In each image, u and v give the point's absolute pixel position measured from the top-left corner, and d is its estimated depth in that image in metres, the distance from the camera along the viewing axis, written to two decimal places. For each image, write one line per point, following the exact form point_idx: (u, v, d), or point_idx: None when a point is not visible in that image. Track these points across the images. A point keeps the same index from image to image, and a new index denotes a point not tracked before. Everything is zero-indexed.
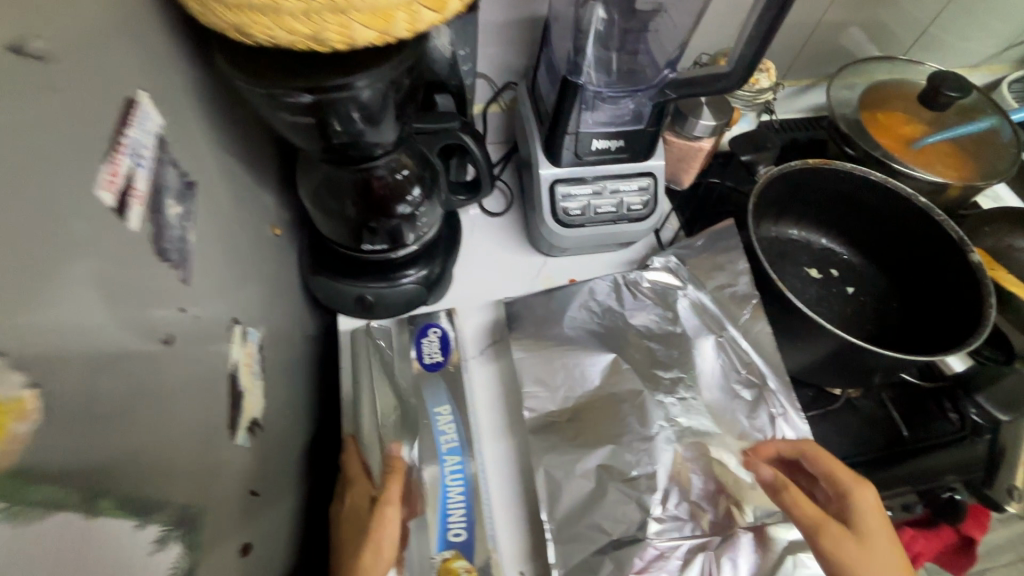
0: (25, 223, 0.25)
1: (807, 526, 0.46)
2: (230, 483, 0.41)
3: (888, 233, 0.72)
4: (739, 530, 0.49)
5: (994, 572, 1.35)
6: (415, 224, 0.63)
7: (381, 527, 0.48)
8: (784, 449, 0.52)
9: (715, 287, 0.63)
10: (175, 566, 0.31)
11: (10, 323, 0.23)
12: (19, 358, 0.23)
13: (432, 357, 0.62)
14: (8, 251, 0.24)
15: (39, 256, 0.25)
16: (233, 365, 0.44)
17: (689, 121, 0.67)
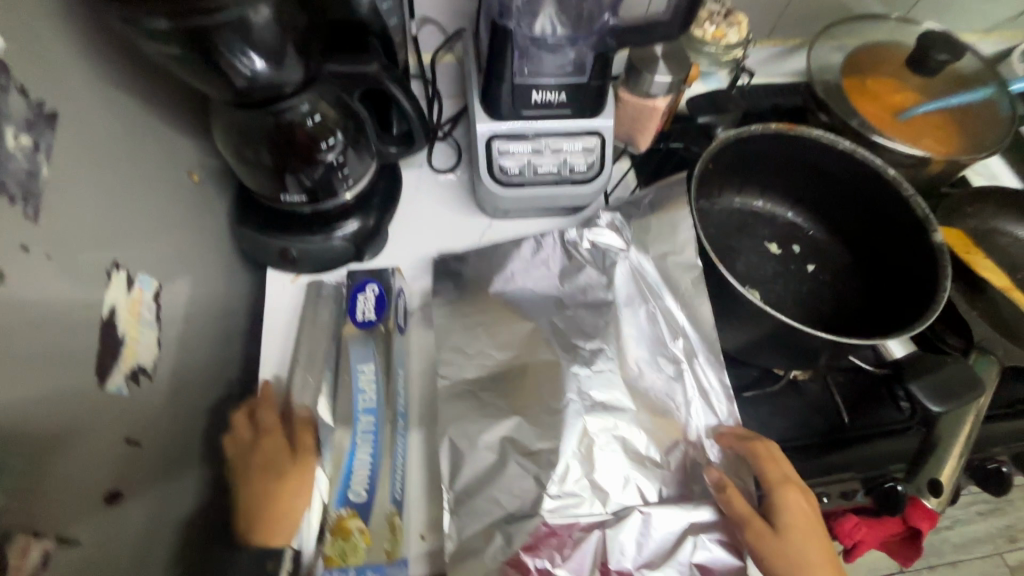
0: None
1: (736, 524, 0.47)
2: (97, 431, 0.40)
3: (856, 208, 0.67)
4: (638, 510, 0.48)
5: (966, 566, 1.32)
6: (342, 175, 0.60)
7: (300, 487, 0.49)
8: (737, 447, 0.51)
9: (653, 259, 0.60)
10: None
11: None
12: None
13: (366, 315, 0.57)
14: None
15: None
16: (109, 311, 0.42)
17: (644, 76, 0.62)
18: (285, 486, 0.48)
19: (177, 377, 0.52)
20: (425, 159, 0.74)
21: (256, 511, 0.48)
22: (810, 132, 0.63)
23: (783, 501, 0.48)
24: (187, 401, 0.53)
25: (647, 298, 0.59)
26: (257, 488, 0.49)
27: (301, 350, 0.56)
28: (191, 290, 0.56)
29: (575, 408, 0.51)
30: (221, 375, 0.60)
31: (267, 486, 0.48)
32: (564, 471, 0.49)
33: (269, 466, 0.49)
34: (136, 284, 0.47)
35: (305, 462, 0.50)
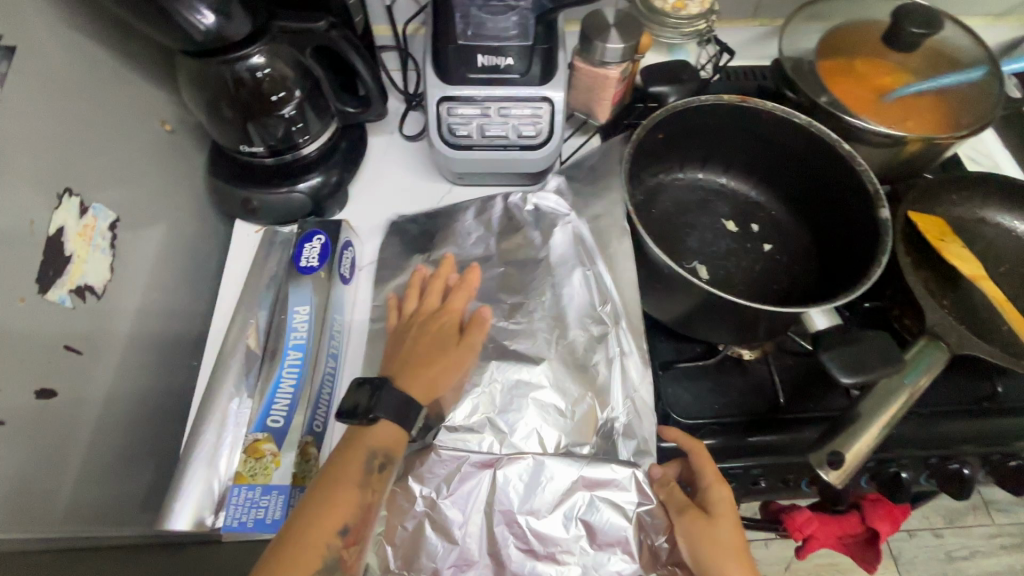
0: None
1: (671, 504, 0.48)
2: (34, 334, 0.45)
3: (819, 187, 0.65)
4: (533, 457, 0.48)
5: None
6: (299, 130, 0.64)
7: (448, 364, 0.52)
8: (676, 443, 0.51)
9: (589, 222, 0.60)
10: None
11: None
12: None
13: (309, 260, 0.61)
14: None
15: None
16: (56, 229, 0.47)
17: (595, 45, 0.62)
18: (450, 356, 0.52)
19: (134, 304, 0.58)
20: (397, 126, 0.77)
21: (402, 368, 0.51)
22: (764, 104, 0.62)
23: (717, 495, 0.48)
24: (135, 327, 0.57)
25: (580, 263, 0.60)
26: (418, 355, 0.52)
27: (244, 291, 0.61)
28: (155, 230, 0.61)
29: (485, 352, 0.55)
30: (179, 312, 0.65)
31: (412, 355, 0.52)
32: (466, 407, 0.52)
33: (436, 344, 0.53)
34: (89, 213, 0.51)
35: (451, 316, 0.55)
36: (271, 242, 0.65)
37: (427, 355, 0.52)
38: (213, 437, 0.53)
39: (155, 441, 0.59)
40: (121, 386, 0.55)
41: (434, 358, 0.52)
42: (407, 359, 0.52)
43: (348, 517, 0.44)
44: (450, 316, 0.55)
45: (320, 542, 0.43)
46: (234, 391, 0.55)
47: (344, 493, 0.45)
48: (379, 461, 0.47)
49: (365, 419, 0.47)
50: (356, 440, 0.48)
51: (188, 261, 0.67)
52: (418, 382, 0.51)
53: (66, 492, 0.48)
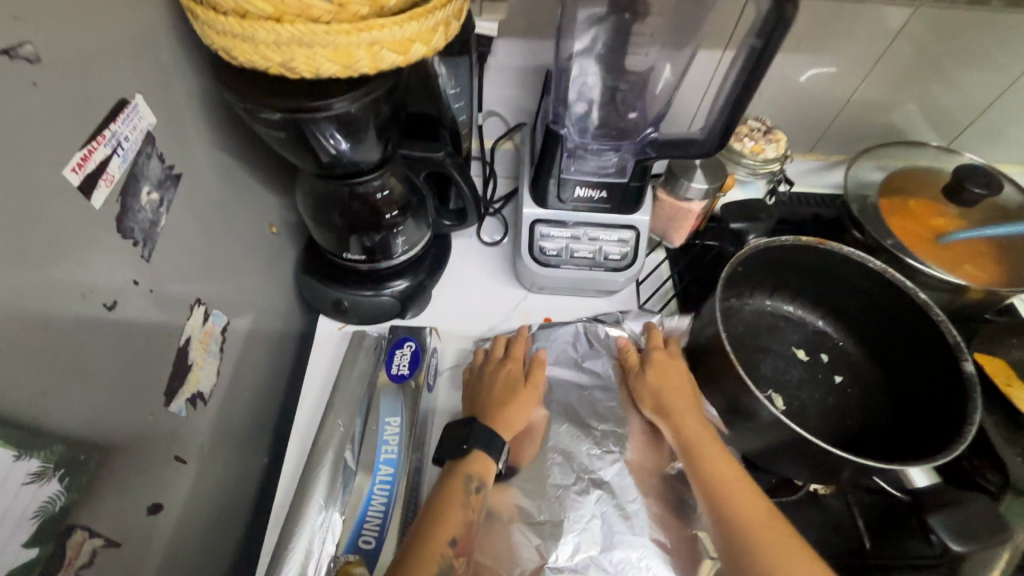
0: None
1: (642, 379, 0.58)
2: (156, 447, 0.45)
3: (888, 327, 0.68)
4: None
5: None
6: (399, 239, 0.67)
7: (524, 405, 0.57)
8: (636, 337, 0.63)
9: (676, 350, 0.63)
10: (42, 507, 0.33)
11: None
12: None
13: (400, 368, 0.62)
14: None
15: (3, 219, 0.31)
16: (185, 339, 0.49)
17: (680, 182, 0.67)
18: (523, 399, 0.57)
19: (229, 406, 0.58)
20: (475, 232, 0.81)
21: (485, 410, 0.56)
22: (840, 249, 0.66)
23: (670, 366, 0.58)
24: (228, 427, 0.58)
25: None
26: (494, 400, 0.57)
27: (336, 397, 0.62)
28: (254, 328, 0.63)
29: (581, 487, 0.53)
30: (264, 407, 0.65)
31: (492, 398, 0.57)
32: (566, 545, 0.50)
33: (507, 389, 0.58)
34: (210, 319, 0.53)
35: (514, 354, 0.62)
36: (360, 344, 0.67)
37: (507, 401, 0.57)
38: (302, 556, 0.52)
39: (230, 553, 0.57)
40: (210, 494, 0.54)
41: (510, 401, 0.57)
42: (491, 404, 0.57)
43: (456, 531, 0.48)
44: (516, 362, 0.61)
45: (435, 552, 0.46)
46: (324, 501, 0.54)
47: (451, 515, 0.48)
48: (475, 484, 0.51)
49: (460, 450, 0.52)
50: (456, 469, 0.52)
51: (276, 356, 0.68)
52: (500, 421, 0.55)
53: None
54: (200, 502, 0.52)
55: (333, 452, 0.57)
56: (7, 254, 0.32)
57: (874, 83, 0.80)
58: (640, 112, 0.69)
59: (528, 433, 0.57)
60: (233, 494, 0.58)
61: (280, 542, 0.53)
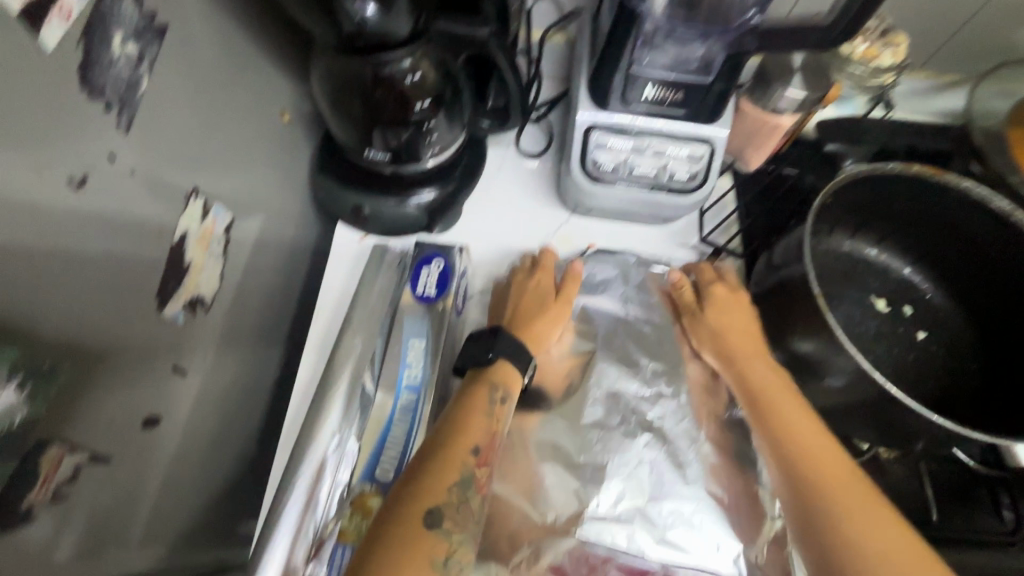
0: None
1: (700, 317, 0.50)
2: (146, 356, 0.39)
3: (995, 282, 0.58)
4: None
5: None
6: (430, 139, 0.57)
7: (555, 318, 0.50)
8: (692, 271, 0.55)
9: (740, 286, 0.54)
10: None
11: None
12: None
13: (426, 289, 0.55)
14: None
15: None
16: (180, 236, 0.41)
17: (772, 87, 0.55)
18: (552, 311, 0.50)
19: (233, 313, 0.51)
20: (514, 139, 0.71)
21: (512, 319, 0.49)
22: (960, 182, 0.54)
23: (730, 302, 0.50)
24: (234, 336, 0.52)
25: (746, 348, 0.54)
26: (521, 310, 0.50)
27: (353, 313, 0.55)
28: (263, 229, 0.56)
29: (627, 429, 0.45)
30: (273, 318, 0.59)
31: (521, 307, 0.50)
32: (609, 493, 0.43)
33: (537, 298, 0.51)
34: (210, 214, 0.46)
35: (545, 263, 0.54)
36: (382, 259, 0.59)
37: (537, 310, 0.50)
38: (312, 479, 0.48)
39: (234, 468, 0.53)
40: (210, 408, 0.49)
41: (539, 311, 0.50)
42: (518, 315, 0.50)
43: (480, 439, 0.41)
44: (547, 270, 0.53)
45: (455, 458, 0.40)
46: (338, 427, 0.50)
47: (475, 425, 0.42)
48: (500, 397, 0.44)
49: (484, 358, 0.46)
50: (480, 377, 0.45)
51: (287, 264, 0.61)
52: (527, 332, 0.48)
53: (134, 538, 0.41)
54: (202, 416, 0.48)
55: (350, 373, 0.52)
56: None
57: None
58: None
59: (566, 362, 0.49)
60: (239, 407, 0.53)
61: (290, 465, 0.49)
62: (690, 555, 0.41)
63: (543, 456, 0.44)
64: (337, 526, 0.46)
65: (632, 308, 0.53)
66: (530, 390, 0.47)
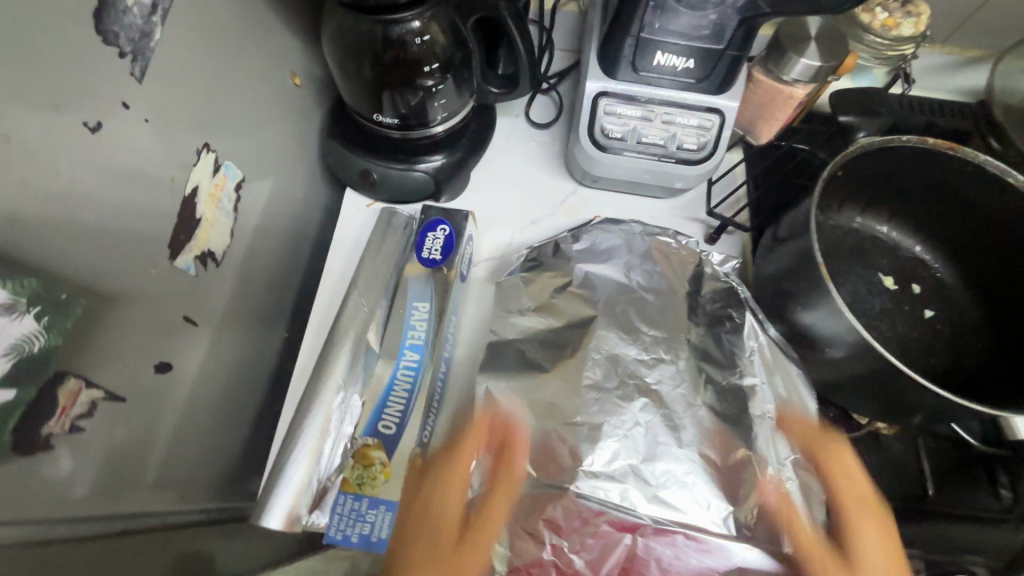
0: None
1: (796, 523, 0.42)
2: (158, 303, 0.40)
3: (1008, 261, 0.57)
4: (678, 533, 0.41)
5: None
6: (437, 104, 0.58)
7: (472, 555, 0.41)
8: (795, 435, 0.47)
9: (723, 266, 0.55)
10: (17, 344, 0.29)
11: None
12: None
13: (431, 253, 0.56)
14: None
15: None
16: (192, 189, 0.42)
17: (789, 57, 0.54)
18: (460, 553, 0.41)
19: (242, 271, 0.53)
20: (523, 110, 0.71)
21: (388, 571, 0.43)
22: (975, 156, 0.53)
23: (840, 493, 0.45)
24: (244, 294, 0.53)
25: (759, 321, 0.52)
26: (423, 528, 0.43)
27: (359, 275, 0.56)
28: (272, 191, 0.57)
29: (625, 393, 0.46)
30: (283, 280, 0.60)
31: (422, 513, 0.43)
32: (604, 452, 0.43)
33: (441, 522, 0.42)
34: (220, 171, 0.47)
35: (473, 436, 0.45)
36: (389, 223, 0.60)
37: (429, 529, 0.42)
38: (318, 433, 0.49)
39: (243, 422, 0.55)
40: (219, 361, 0.51)
41: (433, 534, 0.42)
42: (405, 544, 0.43)
43: None
44: (461, 473, 0.44)
45: None
46: (341, 383, 0.51)
47: None
48: None
49: None
50: None
51: (296, 227, 0.62)
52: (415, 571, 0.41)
53: (147, 479, 0.42)
54: (212, 368, 0.49)
55: (355, 332, 0.53)
56: None
57: None
58: None
59: (568, 326, 0.50)
60: (247, 364, 0.55)
61: (295, 418, 0.50)
62: (683, 515, 0.42)
63: (541, 414, 0.45)
64: (341, 477, 0.48)
65: (634, 275, 0.53)
66: (531, 352, 0.48)
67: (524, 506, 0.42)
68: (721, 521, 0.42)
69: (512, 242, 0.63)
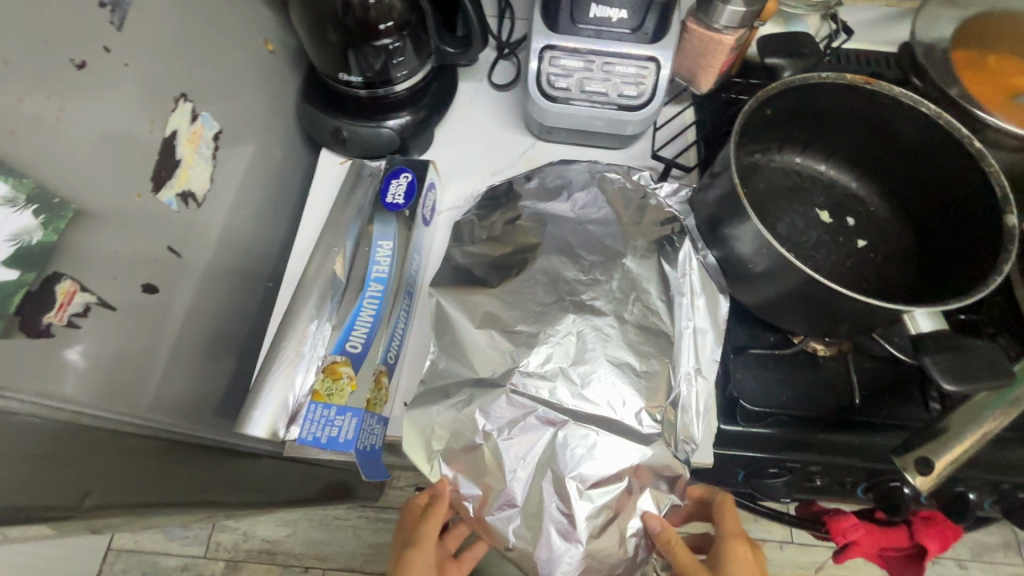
0: None
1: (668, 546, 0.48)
2: (143, 230, 0.46)
3: (931, 189, 0.61)
4: (589, 429, 0.47)
5: None
6: (398, 64, 0.63)
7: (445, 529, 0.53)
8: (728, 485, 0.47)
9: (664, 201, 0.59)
10: (17, 234, 0.35)
11: None
12: None
13: (394, 198, 0.61)
14: None
15: None
16: (171, 132, 0.48)
17: (715, 6, 0.58)
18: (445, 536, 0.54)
19: (225, 215, 0.58)
20: (486, 74, 0.76)
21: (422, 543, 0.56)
22: (890, 89, 0.57)
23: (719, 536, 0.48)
24: (227, 239, 0.59)
25: (697, 246, 0.60)
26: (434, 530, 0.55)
27: (330, 221, 0.62)
28: (252, 148, 0.62)
29: (561, 305, 0.50)
30: (264, 231, 0.66)
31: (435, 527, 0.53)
32: (541, 355, 0.49)
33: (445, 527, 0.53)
34: (199, 120, 0.52)
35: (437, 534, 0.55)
36: (359, 174, 0.65)
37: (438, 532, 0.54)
38: (293, 356, 0.54)
39: (230, 356, 0.61)
40: (207, 294, 0.56)
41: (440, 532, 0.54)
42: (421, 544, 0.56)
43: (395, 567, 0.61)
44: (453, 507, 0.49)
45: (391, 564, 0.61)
46: (313, 314, 0.56)
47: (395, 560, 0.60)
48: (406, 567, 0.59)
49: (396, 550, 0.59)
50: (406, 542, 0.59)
51: (276, 183, 0.68)
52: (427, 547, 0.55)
53: (148, 389, 0.49)
54: (197, 300, 0.55)
55: (327, 268, 0.58)
56: None
57: None
58: None
59: (514, 255, 0.54)
60: (230, 303, 0.60)
61: (273, 345, 0.56)
62: (598, 409, 0.48)
63: (488, 324, 0.50)
64: (310, 392, 0.53)
65: (573, 210, 0.57)
66: (481, 276, 0.53)
67: (467, 403, 0.48)
68: (636, 417, 0.48)
69: (470, 194, 0.69)
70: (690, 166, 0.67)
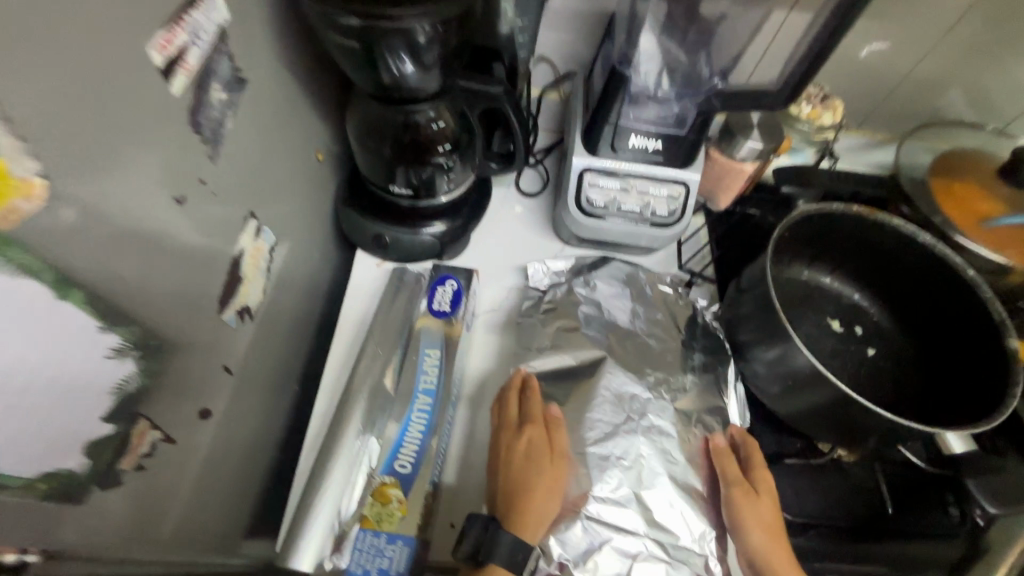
0: (104, 62, 0.30)
1: (725, 480, 0.51)
2: (208, 353, 0.45)
3: (929, 304, 0.68)
4: (664, 562, 0.47)
5: None
6: (445, 178, 0.66)
7: (548, 491, 0.48)
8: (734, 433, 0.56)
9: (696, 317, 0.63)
10: (120, 384, 0.34)
11: (73, 139, 0.29)
12: (58, 160, 0.28)
13: (442, 305, 0.62)
14: (94, 93, 0.30)
15: (105, 95, 0.30)
16: (239, 251, 0.48)
17: (736, 139, 0.66)
18: (546, 482, 0.49)
19: (268, 324, 0.57)
20: (514, 180, 0.80)
21: (507, 500, 0.49)
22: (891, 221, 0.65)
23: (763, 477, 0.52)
24: (267, 348, 0.58)
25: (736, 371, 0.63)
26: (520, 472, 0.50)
27: (373, 329, 0.61)
28: (296, 254, 0.63)
29: (628, 428, 0.51)
30: (296, 333, 0.65)
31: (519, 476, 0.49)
32: (611, 479, 0.49)
33: (525, 465, 0.50)
34: (261, 236, 0.53)
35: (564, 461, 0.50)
36: (401, 281, 0.66)
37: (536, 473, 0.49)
38: (340, 478, 0.52)
39: (257, 470, 0.57)
40: (247, 409, 0.54)
41: (529, 472, 0.49)
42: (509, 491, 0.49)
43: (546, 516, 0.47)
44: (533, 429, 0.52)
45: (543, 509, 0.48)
46: (361, 429, 0.54)
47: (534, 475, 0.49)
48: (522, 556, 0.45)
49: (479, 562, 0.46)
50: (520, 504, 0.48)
51: (310, 284, 0.68)
52: (522, 493, 0.48)
53: (184, 521, 0.45)
54: (238, 414, 0.52)
55: (373, 380, 0.58)
56: (103, 123, 0.31)
57: (936, 60, 0.79)
58: (705, 61, 0.66)
59: (571, 372, 0.56)
60: (264, 414, 0.58)
61: (320, 463, 0.53)
62: (668, 538, 0.47)
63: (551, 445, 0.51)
64: (359, 516, 0.51)
65: (633, 322, 0.61)
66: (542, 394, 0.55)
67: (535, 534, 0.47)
68: (705, 543, 0.48)
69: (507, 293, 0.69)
70: (711, 278, 0.72)
